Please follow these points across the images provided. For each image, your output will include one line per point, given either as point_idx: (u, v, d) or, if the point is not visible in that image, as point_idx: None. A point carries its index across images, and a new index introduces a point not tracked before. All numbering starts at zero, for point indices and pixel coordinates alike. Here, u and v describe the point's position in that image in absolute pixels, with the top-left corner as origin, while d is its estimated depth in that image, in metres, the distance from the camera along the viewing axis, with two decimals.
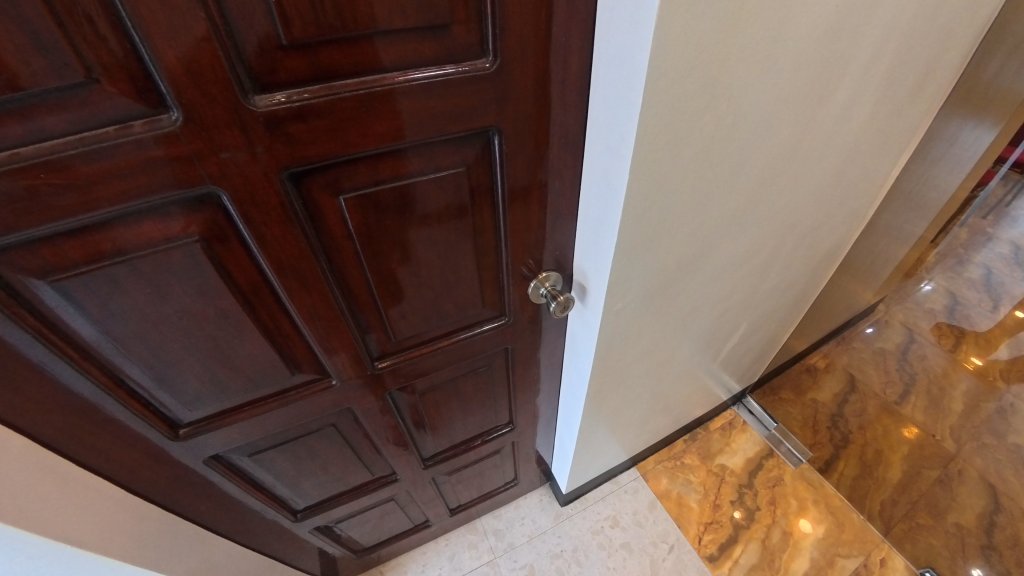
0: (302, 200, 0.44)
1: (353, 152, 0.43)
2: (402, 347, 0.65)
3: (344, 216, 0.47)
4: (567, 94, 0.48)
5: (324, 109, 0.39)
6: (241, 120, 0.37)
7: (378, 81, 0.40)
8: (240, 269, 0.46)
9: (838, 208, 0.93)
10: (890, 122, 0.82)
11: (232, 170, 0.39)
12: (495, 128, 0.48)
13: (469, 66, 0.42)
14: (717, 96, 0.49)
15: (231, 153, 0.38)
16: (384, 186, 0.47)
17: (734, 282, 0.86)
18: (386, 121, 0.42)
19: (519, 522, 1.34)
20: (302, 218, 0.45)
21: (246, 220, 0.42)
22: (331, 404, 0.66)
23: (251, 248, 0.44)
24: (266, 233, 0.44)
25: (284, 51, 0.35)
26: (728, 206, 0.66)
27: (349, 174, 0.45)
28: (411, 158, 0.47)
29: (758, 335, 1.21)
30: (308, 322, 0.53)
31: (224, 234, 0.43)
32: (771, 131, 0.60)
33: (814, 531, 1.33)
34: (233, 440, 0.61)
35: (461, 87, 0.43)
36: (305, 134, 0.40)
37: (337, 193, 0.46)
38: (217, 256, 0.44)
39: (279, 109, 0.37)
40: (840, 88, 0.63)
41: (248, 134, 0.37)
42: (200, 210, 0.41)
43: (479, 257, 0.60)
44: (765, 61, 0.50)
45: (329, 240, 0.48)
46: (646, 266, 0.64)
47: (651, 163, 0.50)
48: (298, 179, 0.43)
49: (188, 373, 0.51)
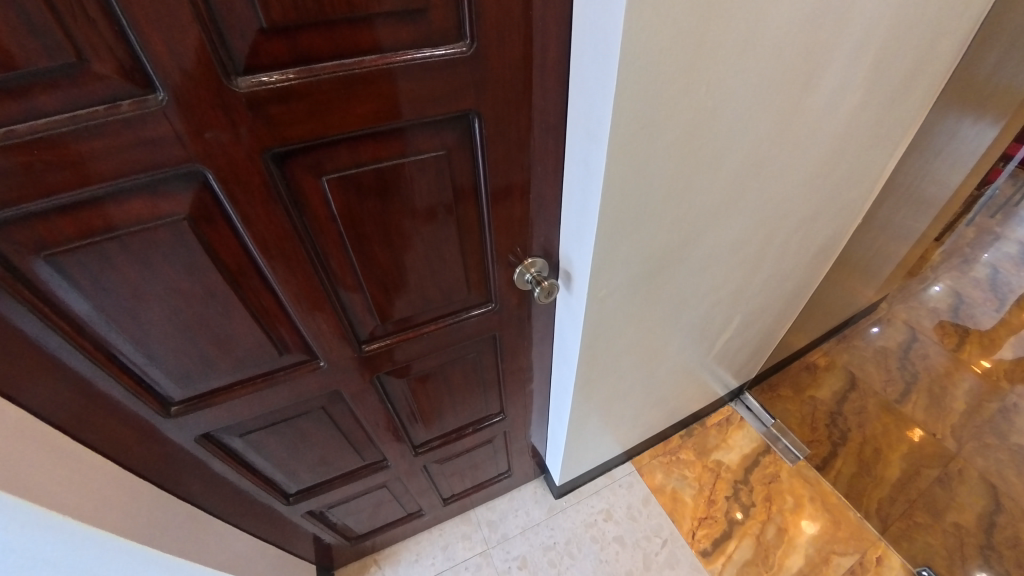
0: (287, 180, 0.45)
1: (334, 133, 0.44)
2: (390, 331, 0.66)
3: (327, 198, 0.49)
4: (548, 79, 0.49)
5: (304, 89, 0.40)
6: (224, 99, 0.38)
7: (359, 64, 0.41)
8: (229, 249, 0.47)
9: (830, 202, 0.94)
10: (882, 111, 0.82)
11: (217, 151, 0.40)
12: (474, 112, 0.49)
13: (446, 50, 0.43)
14: (696, 81, 0.50)
15: (216, 134, 0.39)
16: (366, 169, 0.48)
17: (725, 272, 0.86)
18: (367, 104, 0.43)
19: (513, 514, 1.34)
20: (285, 199, 0.46)
21: (231, 200, 0.44)
22: (319, 387, 0.67)
23: (237, 229, 0.46)
24: (254, 212, 0.45)
25: (264, 34, 0.36)
26: (715, 192, 0.66)
27: (332, 156, 0.46)
28: (393, 140, 0.48)
29: (754, 328, 1.21)
30: (295, 305, 0.55)
31: (210, 214, 0.44)
32: (756, 117, 0.60)
33: (811, 529, 1.33)
34: (223, 421, 0.63)
35: (438, 70, 0.44)
36: (287, 115, 0.41)
37: (319, 175, 0.47)
38: (204, 235, 0.45)
39: (260, 90, 0.39)
40: (825, 77, 0.64)
41: (231, 114, 0.39)
42: (187, 189, 0.42)
43: (463, 242, 0.61)
44: (745, 46, 0.50)
45: (315, 222, 0.50)
46: (630, 253, 0.65)
47: (631, 147, 0.51)
48: (281, 160, 0.44)
49: (177, 351, 0.52)
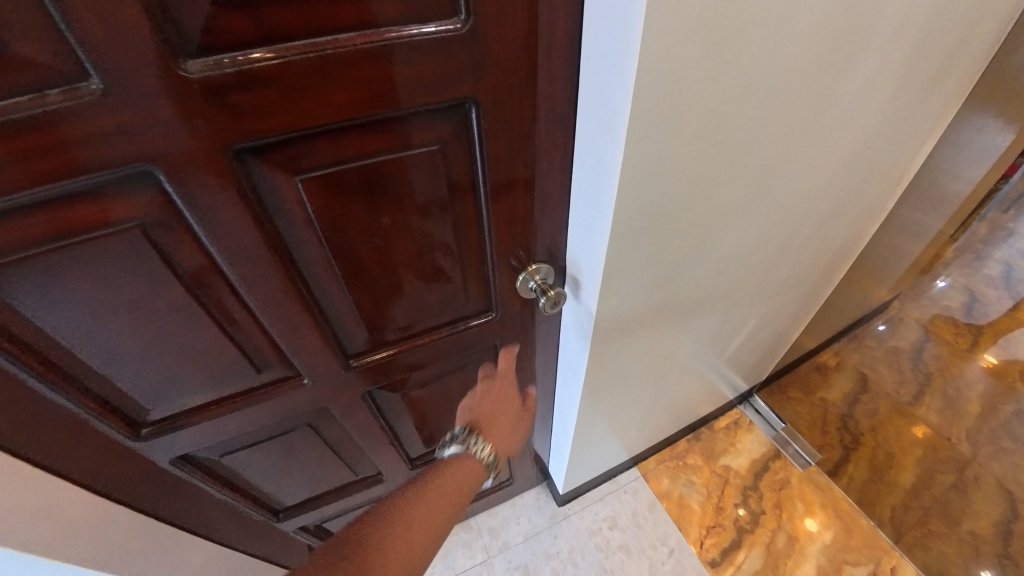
0: (257, 179, 0.40)
1: (310, 125, 0.38)
2: (382, 344, 0.61)
3: (304, 200, 0.43)
4: (555, 64, 0.44)
5: (271, 74, 0.34)
6: (176, 86, 0.32)
7: (336, 43, 0.35)
8: (195, 260, 0.42)
9: (854, 199, 0.88)
10: (915, 100, 0.76)
11: (171, 147, 0.34)
12: (471, 99, 0.43)
13: (438, 27, 0.38)
14: (725, 66, 0.44)
15: (169, 126, 0.33)
16: (349, 166, 0.43)
17: (741, 275, 0.81)
18: (347, 91, 0.38)
19: (515, 521, 1.30)
20: (254, 201, 0.41)
21: (191, 203, 0.38)
22: (306, 403, 0.62)
23: (201, 237, 0.40)
24: (220, 218, 0.40)
25: (220, 7, 0.31)
26: (737, 190, 0.61)
27: (308, 152, 0.40)
28: (378, 132, 0.42)
29: (767, 331, 1.16)
30: (272, 319, 0.49)
31: (169, 220, 0.38)
32: (785, 108, 0.55)
33: (818, 532, 1.30)
34: (201, 441, 0.58)
35: (429, 51, 0.38)
36: (254, 105, 0.35)
37: (295, 173, 0.41)
38: (163, 243, 0.40)
39: (217, 75, 0.33)
40: (861, 63, 0.58)
41: (186, 104, 0.33)
42: (139, 192, 0.36)
43: (460, 246, 0.56)
44: (779, 26, 0.45)
45: (293, 226, 0.44)
46: (645, 257, 0.60)
47: (650, 142, 0.45)
48: (249, 157, 0.38)
49: (145, 369, 0.48)
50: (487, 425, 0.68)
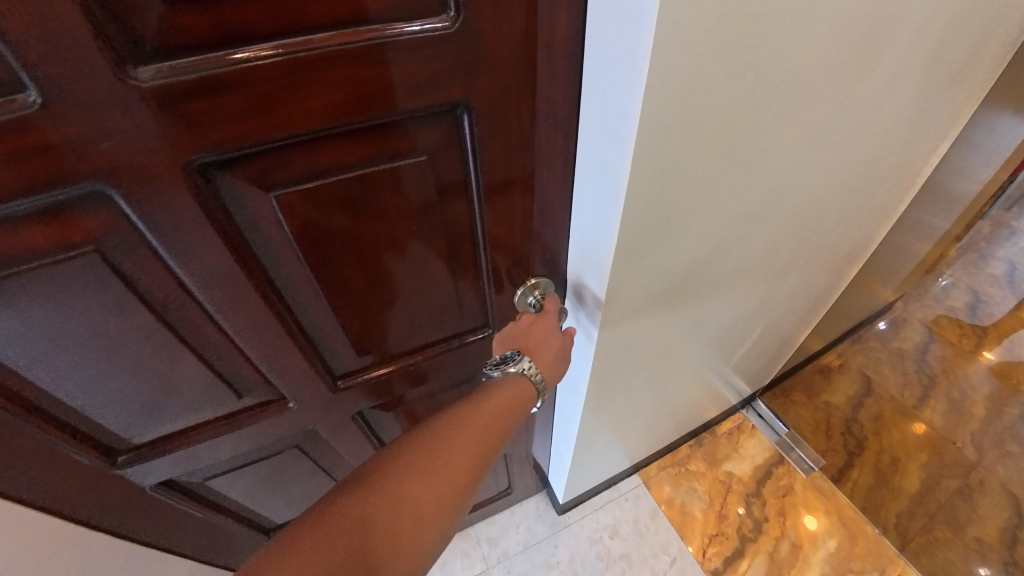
0: (225, 195, 0.37)
1: (281, 135, 0.35)
2: (368, 364, 0.58)
3: (279, 217, 0.40)
4: (556, 64, 0.41)
5: (237, 79, 0.31)
6: (126, 96, 0.29)
7: (307, 43, 0.32)
8: (161, 284, 0.38)
9: (866, 203, 0.85)
10: (935, 101, 0.72)
11: (124, 162, 0.31)
12: (463, 104, 0.40)
13: (423, 25, 0.34)
14: (742, 68, 0.41)
15: (121, 139, 0.30)
16: (328, 178, 0.40)
17: (750, 283, 0.78)
18: (322, 96, 0.34)
19: (514, 529, 1.28)
20: (222, 220, 0.37)
21: (151, 223, 0.35)
22: (291, 425, 0.59)
23: (166, 260, 0.37)
24: (184, 239, 0.36)
25: (173, 5, 0.28)
26: (749, 199, 0.58)
27: (282, 165, 0.37)
28: (359, 142, 0.39)
29: (774, 337, 1.13)
30: (249, 343, 0.46)
31: (130, 242, 0.35)
32: (803, 112, 0.51)
33: (818, 529, 1.29)
34: (182, 467, 0.56)
35: (416, 51, 0.35)
36: (215, 114, 0.32)
37: (268, 188, 0.38)
38: (124, 267, 0.36)
39: (174, 82, 0.30)
40: (883, 63, 0.54)
41: (138, 114, 0.30)
42: (93, 213, 0.33)
43: (453, 260, 0.53)
44: (801, 24, 0.41)
45: (269, 245, 0.41)
46: (652, 268, 0.57)
47: (660, 151, 0.42)
48: (213, 172, 0.35)
49: (116, 399, 0.44)
50: (536, 348, 0.59)
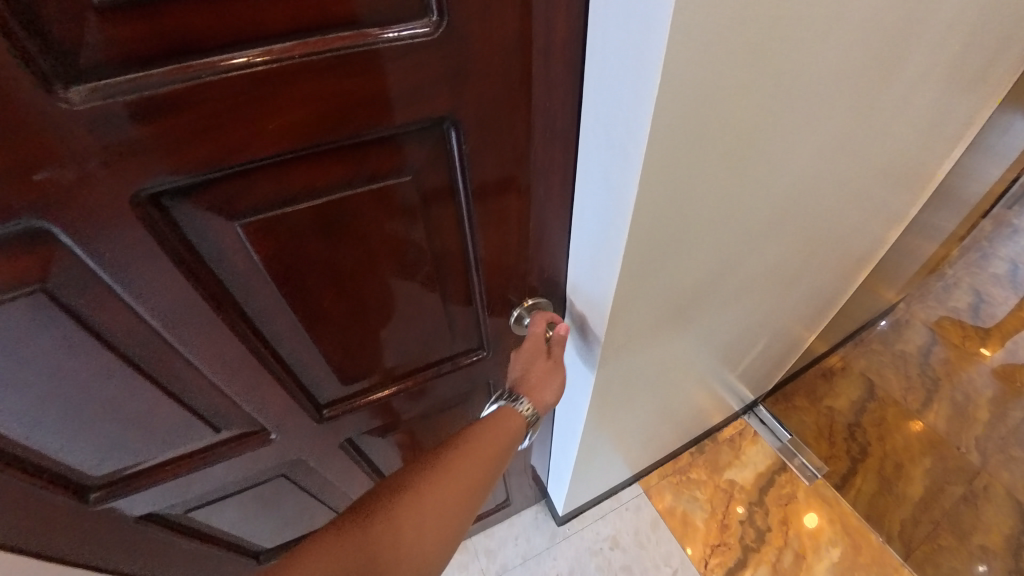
0: (186, 229, 0.37)
1: (240, 159, 0.35)
2: (352, 394, 0.60)
3: (247, 248, 0.40)
4: (553, 69, 0.40)
5: (186, 100, 0.31)
6: (54, 125, 0.29)
7: (262, 57, 0.32)
8: (124, 325, 0.39)
9: (878, 212, 0.82)
10: (954, 108, 0.70)
11: (60, 195, 0.31)
12: (450, 119, 0.40)
13: (403, 30, 0.34)
14: (761, 80, 0.39)
15: (53, 171, 0.30)
16: (296, 205, 0.40)
17: (758, 298, 0.76)
18: (283, 113, 0.34)
19: (512, 542, 1.25)
20: (181, 250, 0.38)
21: (98, 257, 0.35)
22: (275, 456, 0.61)
23: (125, 299, 0.38)
24: (143, 275, 0.37)
25: (105, 15, 0.27)
26: (761, 216, 0.55)
27: (247, 193, 0.37)
28: (330, 162, 0.39)
29: (781, 344, 1.09)
30: (219, 373, 0.47)
31: (76, 278, 0.35)
32: (820, 127, 0.49)
33: (816, 523, 1.30)
34: (164, 501, 0.56)
35: (394, 60, 0.35)
36: (161, 136, 0.32)
37: (232, 219, 0.38)
38: (78, 305, 0.37)
39: (110, 103, 0.29)
40: (903, 75, 0.52)
41: (70, 144, 0.30)
42: (33, 249, 0.33)
43: (443, 284, 0.54)
44: (820, 41, 0.39)
45: (238, 275, 0.42)
46: (659, 288, 0.55)
47: (667, 174, 0.41)
48: (169, 203, 0.35)
49: (82, 437, 0.45)
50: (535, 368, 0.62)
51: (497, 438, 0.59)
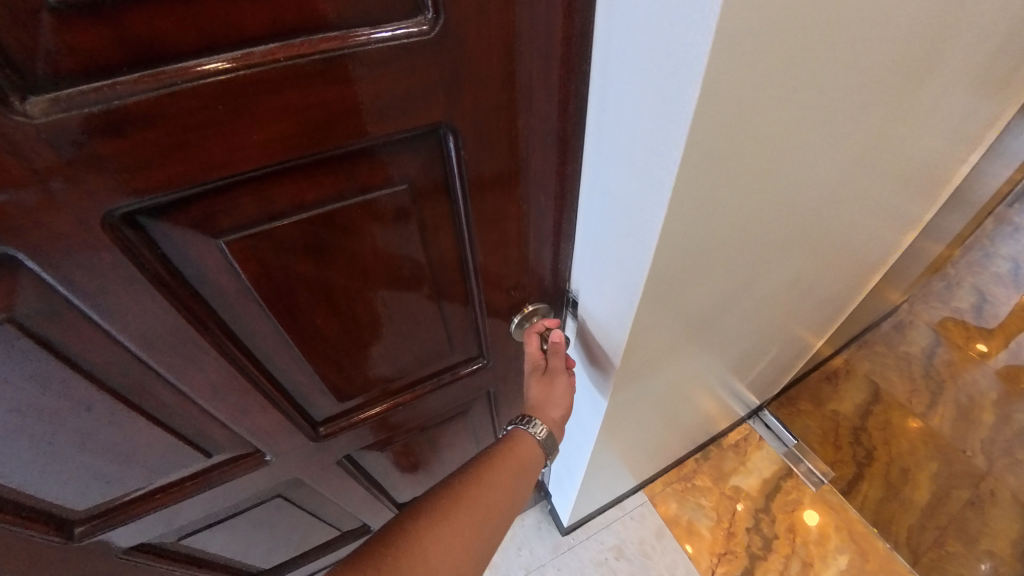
0: (164, 248, 0.34)
1: (222, 175, 0.32)
2: (349, 408, 0.57)
3: (232, 266, 0.38)
4: (552, 72, 0.38)
5: (157, 112, 0.28)
6: (9, 143, 0.26)
7: (242, 62, 0.29)
8: (101, 352, 0.36)
9: (894, 220, 0.80)
10: (978, 114, 0.67)
11: (21, 219, 0.28)
12: (446, 125, 0.38)
13: (395, 30, 0.31)
14: (803, 82, 0.35)
15: (11, 194, 0.27)
16: (284, 221, 0.38)
17: (772, 310, 0.73)
18: (268, 124, 0.32)
19: (515, 552, 1.23)
20: (160, 271, 0.35)
21: (71, 284, 0.32)
22: (270, 477, 0.58)
23: (101, 325, 0.35)
24: (119, 299, 0.34)
25: (61, 17, 0.24)
26: (784, 231, 0.53)
27: (229, 209, 0.35)
28: (320, 175, 0.37)
29: (791, 351, 1.06)
30: (208, 396, 0.44)
31: (48, 306, 0.32)
32: (850, 140, 0.46)
33: (817, 521, 1.30)
34: (155, 530, 0.53)
35: (385, 65, 0.33)
36: (133, 152, 0.29)
37: (214, 236, 0.36)
38: (49, 334, 0.34)
39: (73, 117, 0.26)
40: (935, 84, 0.49)
41: (30, 162, 0.27)
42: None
43: (440, 291, 0.52)
44: (859, 52, 0.37)
45: (223, 295, 0.39)
46: (678, 308, 0.53)
47: (696, 196, 0.38)
48: (144, 222, 0.33)
49: (60, 472, 0.42)
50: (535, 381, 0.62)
51: (508, 463, 0.59)
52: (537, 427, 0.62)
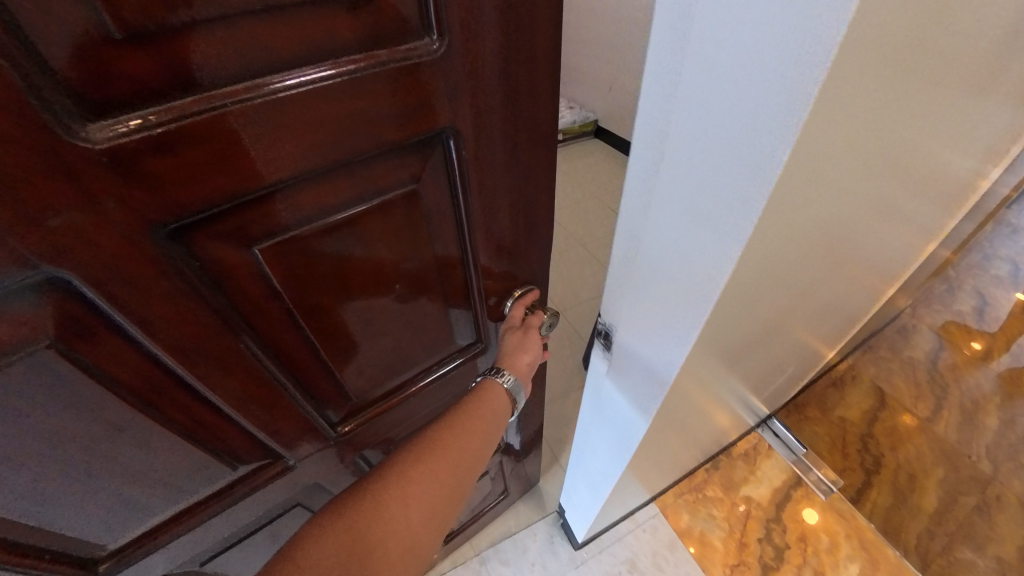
0: (201, 259, 0.33)
1: (259, 185, 0.32)
2: (364, 406, 0.57)
3: (265, 272, 0.37)
4: (537, 76, 0.42)
5: (204, 130, 0.28)
6: (67, 166, 0.25)
7: (279, 82, 0.29)
8: (130, 368, 0.34)
9: (913, 240, 0.82)
10: (997, 140, 0.70)
11: (73, 243, 0.27)
12: (450, 129, 0.40)
13: (407, 47, 0.34)
14: (866, 133, 0.36)
15: (64, 214, 0.26)
16: (311, 225, 0.38)
17: (796, 330, 0.75)
18: (300, 136, 0.32)
19: (528, 568, 1.22)
20: (200, 284, 0.34)
21: (119, 306, 0.31)
22: (291, 484, 0.57)
23: (133, 336, 0.33)
24: (162, 316, 0.33)
25: (115, 45, 0.24)
26: (822, 262, 0.54)
27: (261, 217, 0.34)
28: (339, 179, 0.37)
29: (806, 364, 1.08)
30: (241, 410, 0.43)
31: (87, 327, 0.31)
32: (890, 177, 0.48)
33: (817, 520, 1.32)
34: (180, 555, 0.51)
35: (399, 78, 0.34)
36: (177, 169, 0.28)
37: (247, 244, 0.35)
38: (86, 357, 0.32)
39: (131, 141, 0.26)
40: (964, 120, 0.52)
41: (82, 182, 0.26)
42: (38, 300, 0.28)
43: (444, 283, 0.53)
44: (912, 100, 0.38)
45: (254, 305, 0.38)
46: (722, 341, 0.53)
47: (764, 246, 0.38)
48: (183, 236, 0.31)
49: (86, 503, 0.39)
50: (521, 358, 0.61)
51: (485, 414, 0.56)
52: (507, 376, 0.59)
